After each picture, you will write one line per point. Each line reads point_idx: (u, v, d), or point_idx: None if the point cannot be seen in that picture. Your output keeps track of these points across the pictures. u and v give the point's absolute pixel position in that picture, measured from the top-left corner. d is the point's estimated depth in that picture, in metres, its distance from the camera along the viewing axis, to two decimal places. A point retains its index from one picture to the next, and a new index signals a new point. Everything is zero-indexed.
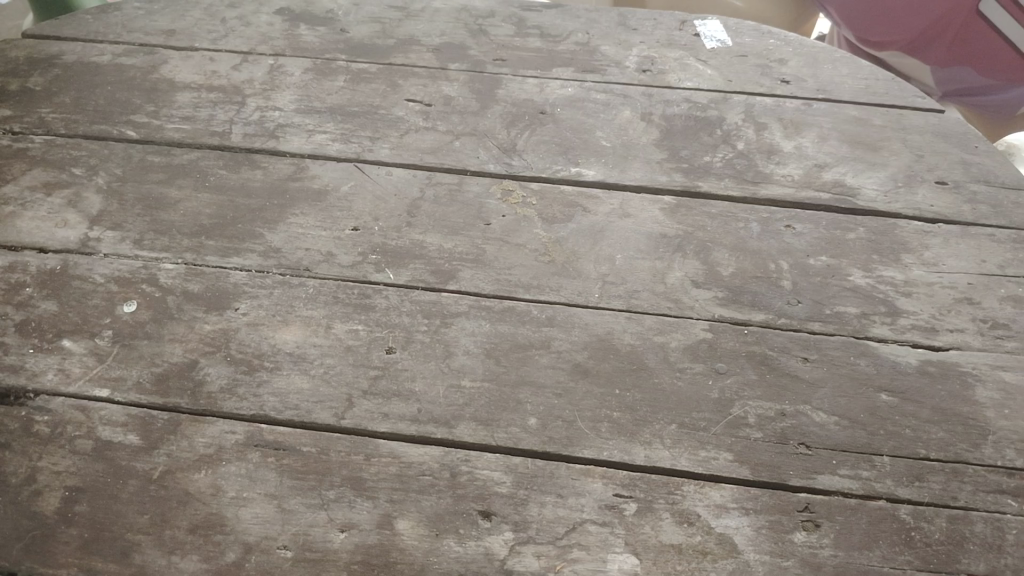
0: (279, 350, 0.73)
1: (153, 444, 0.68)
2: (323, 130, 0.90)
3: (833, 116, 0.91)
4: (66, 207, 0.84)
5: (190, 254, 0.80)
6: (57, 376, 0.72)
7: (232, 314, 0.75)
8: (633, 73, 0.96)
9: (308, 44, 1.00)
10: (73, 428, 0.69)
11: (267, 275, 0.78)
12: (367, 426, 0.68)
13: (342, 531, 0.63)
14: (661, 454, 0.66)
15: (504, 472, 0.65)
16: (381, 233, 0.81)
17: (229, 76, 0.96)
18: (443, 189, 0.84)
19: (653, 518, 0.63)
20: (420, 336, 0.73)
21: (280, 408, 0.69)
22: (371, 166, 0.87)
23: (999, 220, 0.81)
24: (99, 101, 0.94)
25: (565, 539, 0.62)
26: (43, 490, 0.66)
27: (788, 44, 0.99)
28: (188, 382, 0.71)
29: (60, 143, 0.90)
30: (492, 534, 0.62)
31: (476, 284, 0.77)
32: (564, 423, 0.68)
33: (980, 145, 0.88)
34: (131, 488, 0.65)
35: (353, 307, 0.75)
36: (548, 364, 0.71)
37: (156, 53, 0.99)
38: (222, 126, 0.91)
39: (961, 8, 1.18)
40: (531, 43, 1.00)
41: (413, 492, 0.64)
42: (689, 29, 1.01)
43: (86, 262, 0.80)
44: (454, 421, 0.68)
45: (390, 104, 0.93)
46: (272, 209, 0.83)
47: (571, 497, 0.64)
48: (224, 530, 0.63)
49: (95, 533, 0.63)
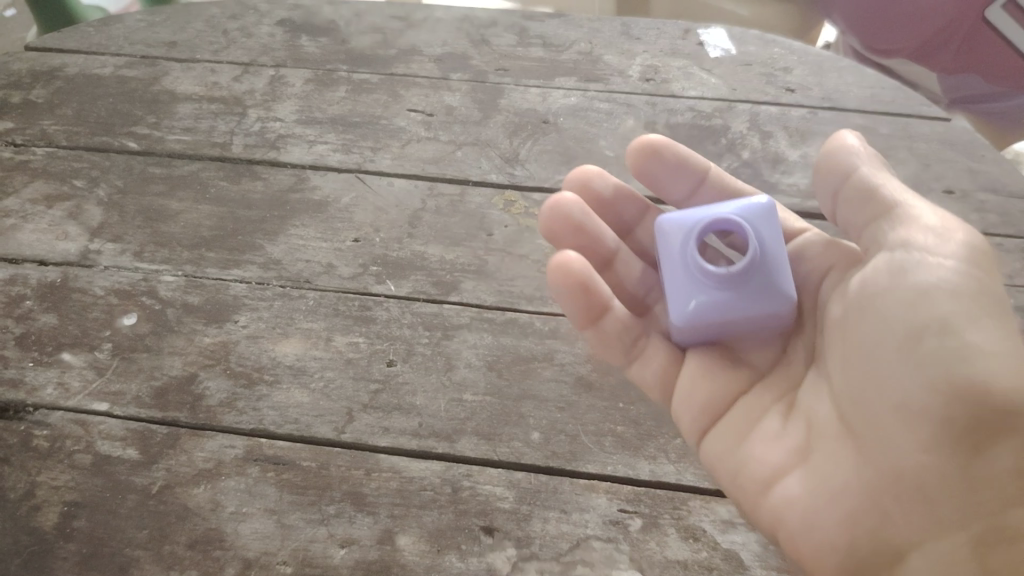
0: (279, 363, 0.72)
1: (152, 459, 0.67)
2: (324, 141, 0.90)
3: (839, 124, 0.90)
4: (67, 219, 0.84)
5: (190, 267, 0.79)
6: (56, 390, 0.71)
7: (232, 327, 0.75)
8: (636, 82, 0.95)
9: (309, 55, 1.00)
10: (71, 442, 0.68)
11: (267, 287, 0.77)
12: (367, 441, 0.67)
13: (343, 548, 0.62)
14: (666, 469, 0.65)
15: (507, 488, 0.64)
16: (382, 244, 0.80)
17: (230, 88, 0.96)
18: (445, 201, 0.84)
19: (659, 534, 0.62)
20: (421, 348, 0.72)
21: (280, 422, 0.68)
22: (372, 176, 0.86)
23: (1008, 229, 0.80)
24: (101, 112, 0.94)
25: (569, 556, 0.61)
26: (40, 506, 0.65)
27: (793, 51, 0.98)
28: (188, 396, 0.70)
29: (62, 155, 0.89)
30: (494, 551, 0.61)
31: (478, 295, 0.76)
32: (567, 437, 0.67)
33: (987, 154, 0.86)
34: (130, 504, 0.65)
35: (354, 320, 0.75)
36: (551, 378, 0.70)
37: (158, 65, 0.99)
38: (223, 138, 0.91)
39: (967, 15, 1.17)
40: (533, 52, 0.99)
41: (414, 508, 0.63)
42: (692, 38, 1.00)
43: (86, 274, 0.79)
44: (456, 435, 0.67)
45: (392, 114, 0.92)
46: (272, 221, 0.82)
47: (575, 512, 0.63)
48: (223, 546, 0.62)
49: (93, 548, 0.63)
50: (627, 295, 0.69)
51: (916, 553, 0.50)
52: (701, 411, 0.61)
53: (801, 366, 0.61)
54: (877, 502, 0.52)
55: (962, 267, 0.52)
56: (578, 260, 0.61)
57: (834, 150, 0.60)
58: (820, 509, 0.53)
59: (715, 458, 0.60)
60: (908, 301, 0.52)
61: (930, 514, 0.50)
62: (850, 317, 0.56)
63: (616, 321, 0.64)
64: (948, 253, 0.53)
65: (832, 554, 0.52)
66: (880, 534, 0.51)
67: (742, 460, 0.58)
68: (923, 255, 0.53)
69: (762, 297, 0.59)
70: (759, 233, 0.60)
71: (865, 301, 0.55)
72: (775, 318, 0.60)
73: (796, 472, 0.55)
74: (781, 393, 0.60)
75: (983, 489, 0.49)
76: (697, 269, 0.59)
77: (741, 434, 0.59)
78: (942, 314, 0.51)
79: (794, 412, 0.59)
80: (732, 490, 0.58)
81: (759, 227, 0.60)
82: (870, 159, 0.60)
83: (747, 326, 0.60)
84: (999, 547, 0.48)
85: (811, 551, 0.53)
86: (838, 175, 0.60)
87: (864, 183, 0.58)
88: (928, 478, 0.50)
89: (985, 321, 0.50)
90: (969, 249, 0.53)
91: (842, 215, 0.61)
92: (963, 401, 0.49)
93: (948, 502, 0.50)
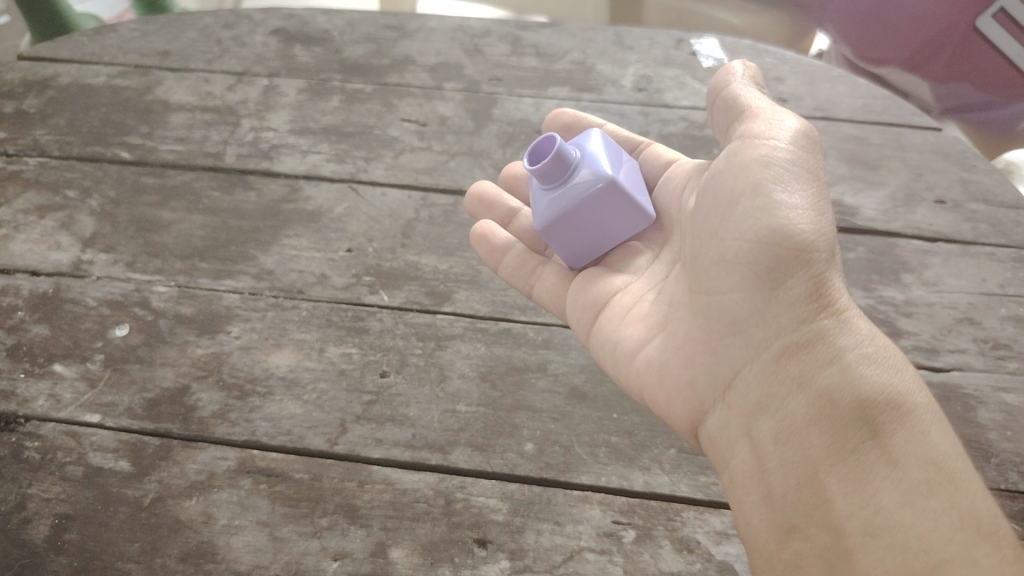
0: (272, 374, 0.72)
1: (145, 471, 0.67)
2: (317, 151, 0.90)
3: (831, 134, 0.90)
4: (59, 230, 0.83)
5: (183, 277, 0.79)
6: (48, 402, 0.71)
7: (224, 338, 0.74)
8: (629, 92, 0.95)
9: (303, 65, 1.00)
10: (63, 454, 0.68)
11: (260, 298, 0.77)
12: (360, 452, 0.67)
13: (335, 560, 0.62)
14: (660, 480, 0.65)
15: (500, 499, 0.64)
16: (376, 255, 0.80)
17: (224, 97, 0.96)
18: (439, 211, 0.84)
19: (652, 545, 0.62)
20: (415, 359, 0.72)
21: (272, 434, 0.68)
22: (366, 186, 0.86)
23: (999, 239, 0.80)
24: (94, 123, 0.93)
25: (562, 568, 0.61)
26: (32, 518, 0.65)
27: (785, 62, 0.98)
28: (180, 407, 0.70)
29: (54, 166, 0.89)
30: (488, 563, 0.61)
31: (472, 305, 0.76)
32: (562, 448, 0.67)
33: (978, 164, 0.87)
34: (122, 516, 0.64)
35: (347, 331, 0.74)
36: (544, 389, 0.70)
37: (151, 74, 0.99)
38: (217, 148, 0.90)
39: (958, 26, 1.17)
40: (526, 62, 0.99)
41: (407, 520, 0.63)
42: (685, 48, 1.00)
43: (78, 285, 0.79)
44: (450, 447, 0.67)
45: (385, 124, 0.92)
46: (265, 231, 0.82)
47: (568, 524, 0.63)
48: (214, 559, 0.62)
49: (85, 561, 0.62)
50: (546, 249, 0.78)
51: (739, 382, 0.56)
52: (590, 309, 0.68)
53: (669, 260, 0.69)
54: (707, 344, 0.58)
55: (787, 145, 0.57)
56: (483, 225, 0.75)
57: (715, 73, 0.66)
58: (669, 362, 0.60)
59: (597, 346, 0.66)
60: (735, 176, 0.58)
61: (745, 345, 0.56)
62: (700, 205, 0.62)
63: (516, 258, 0.73)
64: (775, 136, 0.57)
65: (678, 400, 0.58)
66: (711, 371, 0.57)
67: (611, 339, 0.65)
68: (755, 139, 0.58)
69: (581, 188, 0.65)
70: (584, 146, 0.68)
71: (711, 184, 0.60)
72: (626, 199, 0.66)
73: (656, 338, 0.62)
74: (653, 282, 0.68)
75: (784, 313, 0.54)
76: (535, 188, 0.68)
77: (613, 318, 0.66)
78: (757, 179, 0.56)
79: (659, 295, 0.66)
80: (609, 371, 0.64)
81: (585, 143, 0.68)
82: (744, 73, 0.65)
83: (604, 214, 0.67)
84: (799, 357, 0.53)
85: (664, 400, 0.59)
86: (714, 93, 0.66)
87: (728, 93, 0.63)
88: (742, 315, 0.56)
89: (796, 183, 0.55)
90: (800, 133, 0.58)
91: (717, 128, 0.66)
92: (768, 244, 0.54)
93: (760, 330, 0.55)
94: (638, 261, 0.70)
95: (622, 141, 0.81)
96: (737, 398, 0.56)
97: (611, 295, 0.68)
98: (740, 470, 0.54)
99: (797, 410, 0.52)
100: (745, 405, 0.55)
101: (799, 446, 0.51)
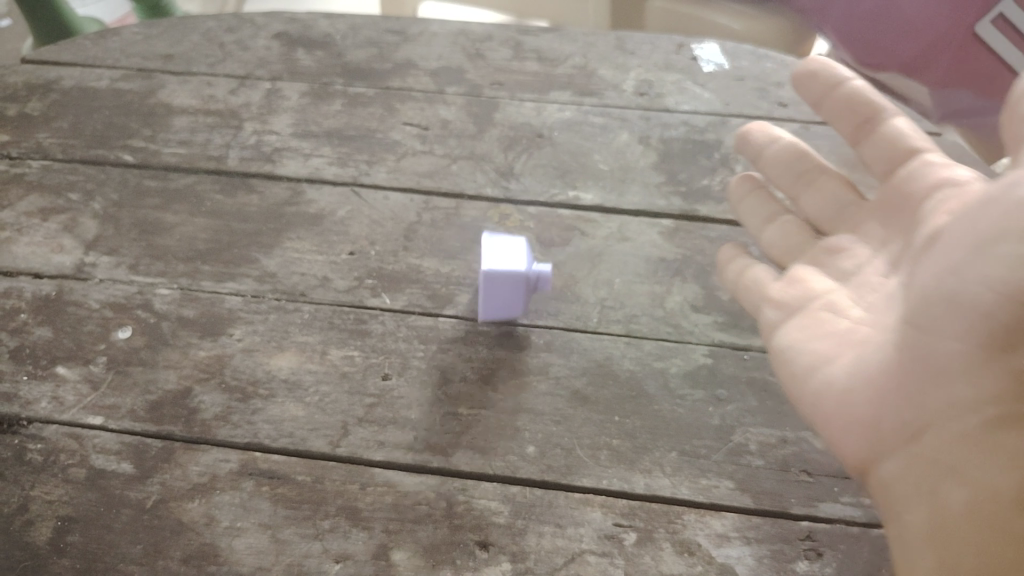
0: (274, 377, 0.72)
1: (147, 473, 0.67)
2: (320, 154, 0.90)
3: (831, 138, 0.90)
4: (62, 232, 0.84)
5: (186, 279, 0.79)
6: (50, 404, 0.71)
7: (227, 341, 0.75)
8: (630, 96, 0.96)
9: (305, 69, 1.00)
10: (65, 456, 0.68)
11: (262, 300, 0.77)
12: (363, 455, 0.67)
13: (337, 562, 0.62)
14: (661, 482, 0.65)
15: (502, 502, 0.64)
16: (378, 258, 0.80)
17: (227, 101, 0.96)
18: (440, 215, 0.84)
19: (654, 547, 0.62)
20: (417, 362, 0.72)
21: (274, 436, 0.68)
22: (367, 190, 0.86)
23: None
24: (97, 126, 0.94)
25: (564, 571, 0.61)
26: (34, 520, 0.65)
27: (786, 66, 0.98)
28: (182, 410, 0.70)
29: (57, 169, 0.90)
30: (489, 565, 0.61)
31: (474, 308, 0.76)
32: (563, 451, 0.67)
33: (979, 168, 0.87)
34: (124, 518, 0.65)
35: (349, 334, 0.75)
36: (546, 392, 0.70)
37: (154, 78, 0.99)
38: (219, 151, 0.91)
39: (956, 30, 1.18)
40: (528, 66, 1.00)
41: (409, 522, 0.63)
42: (686, 52, 1.01)
43: (81, 287, 0.79)
44: (451, 450, 0.67)
45: (387, 128, 0.93)
46: (268, 234, 0.83)
47: (570, 527, 0.63)
48: (217, 561, 0.62)
49: (87, 564, 0.62)
50: (752, 225, 0.77)
51: (930, 435, 0.52)
52: (779, 309, 0.66)
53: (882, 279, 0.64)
54: (905, 386, 0.54)
55: None
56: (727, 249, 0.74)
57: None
58: (857, 392, 0.57)
59: (779, 351, 0.64)
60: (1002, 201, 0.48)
61: (960, 402, 0.50)
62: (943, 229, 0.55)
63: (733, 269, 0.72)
64: None
65: (857, 432, 0.56)
66: (905, 415, 0.54)
67: (798, 351, 0.63)
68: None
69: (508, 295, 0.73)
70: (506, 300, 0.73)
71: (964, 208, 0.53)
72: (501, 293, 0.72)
73: (847, 361, 0.59)
74: (857, 303, 0.63)
75: (1008, 380, 0.47)
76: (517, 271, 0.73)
77: (807, 326, 0.64)
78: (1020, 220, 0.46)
79: (863, 317, 0.62)
80: (787, 384, 0.63)
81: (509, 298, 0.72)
82: None
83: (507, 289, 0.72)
84: None
85: (842, 429, 0.58)
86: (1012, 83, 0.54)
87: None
88: (960, 366, 0.50)
89: None
90: None
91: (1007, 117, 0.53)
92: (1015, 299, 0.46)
93: (989, 391, 0.48)
94: (841, 266, 0.68)
95: (863, 104, 0.70)
96: (931, 451, 0.51)
97: (809, 301, 0.65)
98: (911, 529, 0.50)
99: (1008, 489, 0.46)
100: (941, 463, 0.50)
101: (997, 527, 0.46)
